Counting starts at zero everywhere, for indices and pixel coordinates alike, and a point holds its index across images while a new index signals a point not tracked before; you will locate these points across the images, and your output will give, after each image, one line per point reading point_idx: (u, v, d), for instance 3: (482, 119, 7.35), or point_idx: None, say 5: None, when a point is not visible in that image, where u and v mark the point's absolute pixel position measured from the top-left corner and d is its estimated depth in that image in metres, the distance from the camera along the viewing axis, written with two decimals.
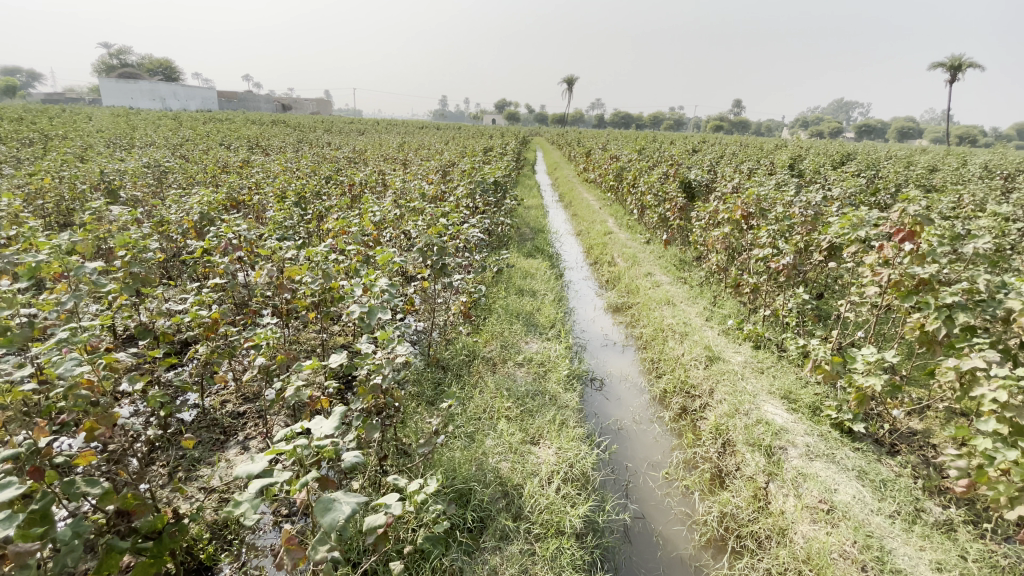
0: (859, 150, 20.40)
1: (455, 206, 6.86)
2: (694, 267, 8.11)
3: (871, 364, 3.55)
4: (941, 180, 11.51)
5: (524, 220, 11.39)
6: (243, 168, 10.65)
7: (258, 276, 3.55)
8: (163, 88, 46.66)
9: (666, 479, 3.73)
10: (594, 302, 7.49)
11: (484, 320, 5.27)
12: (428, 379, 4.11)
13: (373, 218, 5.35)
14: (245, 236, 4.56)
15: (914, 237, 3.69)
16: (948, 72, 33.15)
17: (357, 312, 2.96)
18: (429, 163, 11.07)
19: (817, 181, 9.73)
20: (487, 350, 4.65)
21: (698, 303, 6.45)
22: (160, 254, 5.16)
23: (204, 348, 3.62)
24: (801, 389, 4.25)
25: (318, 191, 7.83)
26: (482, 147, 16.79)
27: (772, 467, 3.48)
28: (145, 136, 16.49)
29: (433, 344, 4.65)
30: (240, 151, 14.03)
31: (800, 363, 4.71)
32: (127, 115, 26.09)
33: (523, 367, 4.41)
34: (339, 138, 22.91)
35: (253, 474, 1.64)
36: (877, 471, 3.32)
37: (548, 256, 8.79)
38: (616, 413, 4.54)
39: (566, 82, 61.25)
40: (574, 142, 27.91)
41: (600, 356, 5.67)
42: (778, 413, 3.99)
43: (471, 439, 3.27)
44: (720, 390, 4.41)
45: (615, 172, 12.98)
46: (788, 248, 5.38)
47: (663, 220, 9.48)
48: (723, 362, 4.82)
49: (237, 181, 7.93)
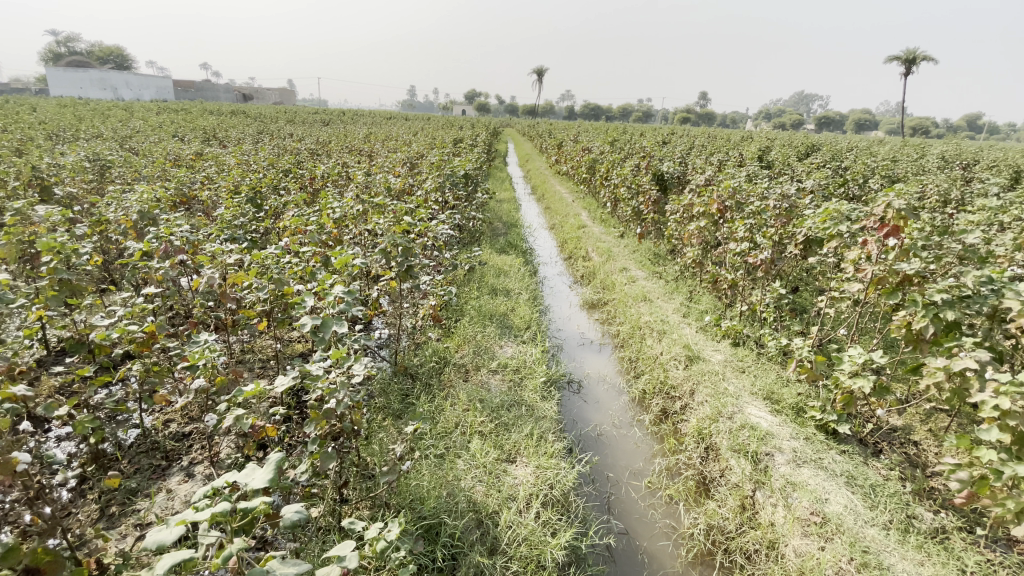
0: (821, 142, 20.88)
1: (422, 202, 6.50)
2: (669, 261, 7.99)
3: (859, 365, 3.42)
4: (902, 171, 11.78)
5: (496, 214, 11.12)
6: (195, 162, 9.99)
7: (194, 286, 3.14)
8: (113, 76, 44.11)
9: (649, 489, 3.57)
10: (570, 298, 7.29)
11: (455, 323, 4.98)
12: (394, 390, 3.83)
13: (333, 215, 4.97)
14: (186, 238, 4.12)
15: (899, 231, 3.59)
16: (903, 66, 34.34)
17: (307, 325, 2.63)
18: (397, 155, 10.66)
19: (787, 173, 9.75)
20: (459, 356, 4.38)
21: (675, 299, 6.29)
22: (94, 258, 4.67)
23: (138, 366, 3.21)
24: (783, 389, 4.11)
25: (275, 185, 7.35)
26: (451, 139, 16.35)
27: (759, 474, 3.33)
28: (89, 128, 15.47)
29: (400, 351, 4.33)
30: (193, 144, 13.16)
31: (780, 361, 4.60)
32: (73, 105, 24.61)
33: (497, 374, 4.14)
34: (302, 129, 22.07)
35: (164, 544, 1.37)
36: (865, 476, 3.23)
37: (521, 252, 8.55)
38: (596, 417, 4.35)
39: (536, 73, 60.79)
40: (544, 133, 27.75)
41: (576, 356, 5.47)
42: (763, 416, 3.84)
43: (441, 460, 3.00)
44: (702, 391, 4.24)
45: (587, 164, 12.78)
46: (766, 243, 5.27)
47: (636, 213, 9.33)
48: (704, 362, 4.65)
49: (187, 175, 7.36)
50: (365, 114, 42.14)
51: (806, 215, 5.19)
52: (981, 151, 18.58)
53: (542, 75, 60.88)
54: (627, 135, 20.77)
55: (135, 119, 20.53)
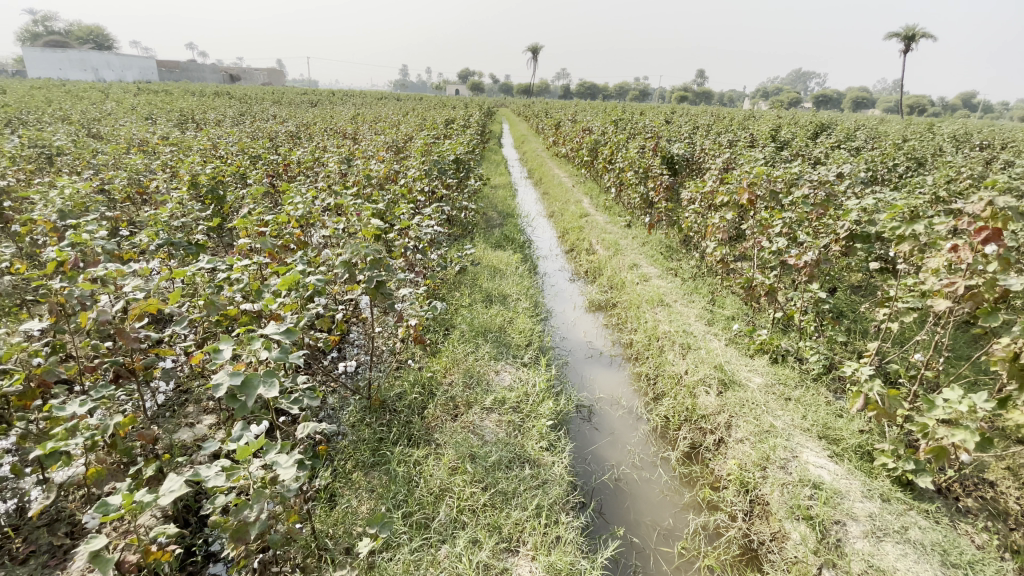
0: (829, 121, 19.98)
1: (406, 192, 5.67)
2: (683, 255, 7.21)
3: (956, 411, 2.67)
4: (924, 150, 10.96)
5: (491, 202, 10.27)
6: (160, 147, 9.05)
7: (82, 322, 2.34)
8: (94, 57, 42.09)
9: (684, 558, 2.85)
10: (574, 299, 6.52)
11: (442, 341, 4.22)
12: (366, 440, 3.08)
13: (293, 213, 4.13)
14: (103, 246, 3.28)
15: (1001, 236, 2.78)
16: (904, 42, 33.15)
17: (222, 383, 1.89)
18: (381, 138, 9.70)
19: (805, 157, 8.95)
20: (447, 386, 3.63)
21: (696, 301, 5.52)
22: (10, 266, 3.86)
23: (16, 428, 2.41)
24: (841, 426, 3.38)
25: (240, 174, 6.45)
26: (440, 119, 15.36)
27: (828, 552, 2.61)
28: (56, 109, 14.45)
29: (374, 382, 3.57)
30: (163, 127, 12.12)
31: (830, 387, 3.87)
32: (50, 87, 23.39)
33: (493, 414, 3.38)
34: (286, 111, 20.91)
35: None
36: (961, 551, 2.53)
37: (519, 245, 7.76)
38: (612, 456, 3.61)
39: (530, 52, 59.22)
40: (540, 113, 26.65)
41: (585, 372, 4.71)
42: (824, 466, 3.11)
43: (420, 556, 2.27)
44: (742, 427, 3.51)
45: (588, 146, 11.85)
46: (810, 241, 4.47)
47: (645, 200, 8.51)
48: (740, 387, 3.89)
49: (139, 163, 6.46)
50: (355, 95, 40.76)
51: (855, 208, 4.39)
52: (999, 129, 17.75)
53: (538, 54, 59.14)
54: (628, 115, 19.79)
55: (110, 100, 19.41)
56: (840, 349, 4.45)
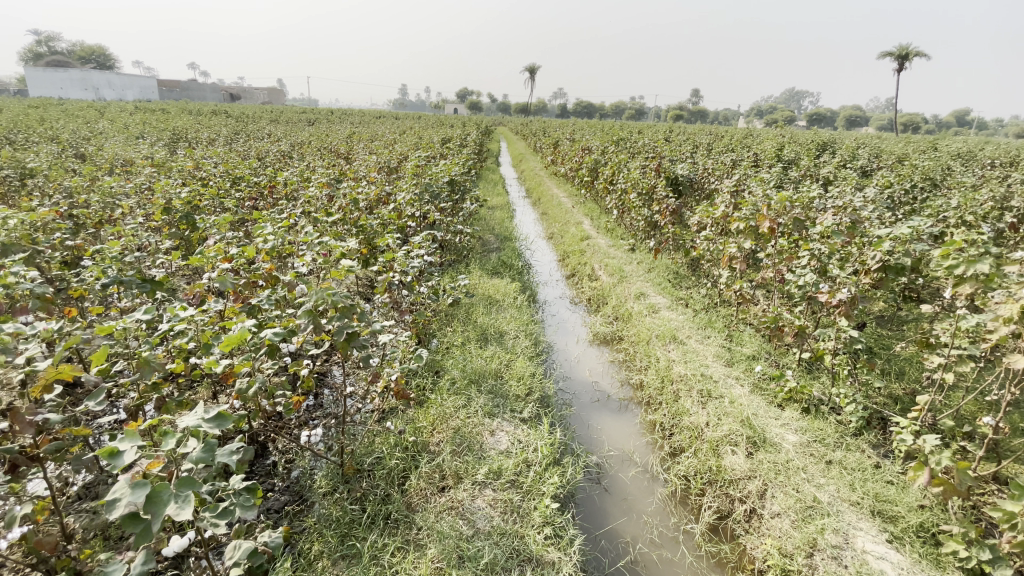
0: (829, 141, 19.74)
1: (394, 219, 5.20)
2: (693, 282, 6.75)
3: None
4: (935, 169, 10.59)
5: (489, 224, 9.83)
6: (142, 168, 8.58)
7: None
8: (94, 76, 41.97)
9: None
10: (577, 331, 6.02)
11: (430, 392, 3.72)
12: (334, 525, 2.56)
13: (261, 247, 3.64)
14: (29, 288, 2.78)
15: None
16: (897, 62, 33.35)
17: (119, 499, 1.41)
18: (374, 157, 9.28)
19: (816, 177, 8.54)
20: (433, 450, 3.12)
21: (711, 338, 5.03)
22: None
23: None
24: (898, 500, 2.87)
25: (218, 198, 5.97)
26: (436, 138, 14.99)
27: None
28: (44, 128, 14.03)
29: (349, 445, 3.07)
30: (152, 147, 11.69)
31: (875, 447, 3.36)
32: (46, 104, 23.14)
33: (487, 489, 2.88)
34: (282, 129, 20.57)
35: None
36: None
37: (517, 272, 7.31)
38: (627, 531, 3.07)
39: (528, 72, 59.49)
40: (539, 132, 26.42)
41: (591, 421, 4.18)
42: (885, 556, 2.59)
43: None
44: (780, 500, 2.99)
45: (589, 166, 11.45)
46: (842, 276, 4.00)
47: (650, 223, 8.06)
48: (772, 447, 3.39)
49: (109, 186, 5.99)
50: (354, 112, 40.80)
51: (888, 238, 3.92)
52: (1000, 147, 17.54)
53: (535, 74, 59.47)
54: (627, 133, 19.56)
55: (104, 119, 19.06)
56: (878, 397, 3.95)
